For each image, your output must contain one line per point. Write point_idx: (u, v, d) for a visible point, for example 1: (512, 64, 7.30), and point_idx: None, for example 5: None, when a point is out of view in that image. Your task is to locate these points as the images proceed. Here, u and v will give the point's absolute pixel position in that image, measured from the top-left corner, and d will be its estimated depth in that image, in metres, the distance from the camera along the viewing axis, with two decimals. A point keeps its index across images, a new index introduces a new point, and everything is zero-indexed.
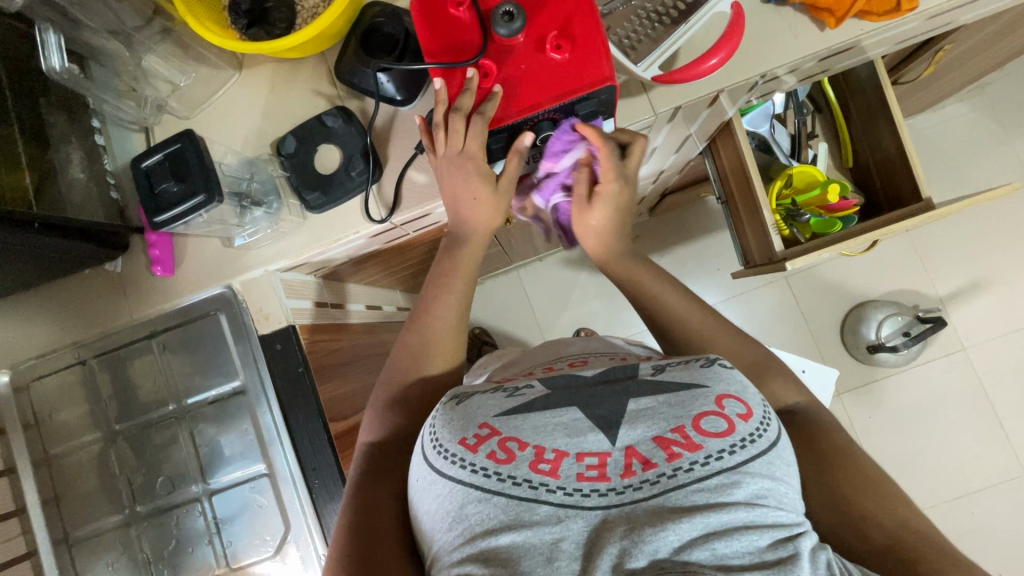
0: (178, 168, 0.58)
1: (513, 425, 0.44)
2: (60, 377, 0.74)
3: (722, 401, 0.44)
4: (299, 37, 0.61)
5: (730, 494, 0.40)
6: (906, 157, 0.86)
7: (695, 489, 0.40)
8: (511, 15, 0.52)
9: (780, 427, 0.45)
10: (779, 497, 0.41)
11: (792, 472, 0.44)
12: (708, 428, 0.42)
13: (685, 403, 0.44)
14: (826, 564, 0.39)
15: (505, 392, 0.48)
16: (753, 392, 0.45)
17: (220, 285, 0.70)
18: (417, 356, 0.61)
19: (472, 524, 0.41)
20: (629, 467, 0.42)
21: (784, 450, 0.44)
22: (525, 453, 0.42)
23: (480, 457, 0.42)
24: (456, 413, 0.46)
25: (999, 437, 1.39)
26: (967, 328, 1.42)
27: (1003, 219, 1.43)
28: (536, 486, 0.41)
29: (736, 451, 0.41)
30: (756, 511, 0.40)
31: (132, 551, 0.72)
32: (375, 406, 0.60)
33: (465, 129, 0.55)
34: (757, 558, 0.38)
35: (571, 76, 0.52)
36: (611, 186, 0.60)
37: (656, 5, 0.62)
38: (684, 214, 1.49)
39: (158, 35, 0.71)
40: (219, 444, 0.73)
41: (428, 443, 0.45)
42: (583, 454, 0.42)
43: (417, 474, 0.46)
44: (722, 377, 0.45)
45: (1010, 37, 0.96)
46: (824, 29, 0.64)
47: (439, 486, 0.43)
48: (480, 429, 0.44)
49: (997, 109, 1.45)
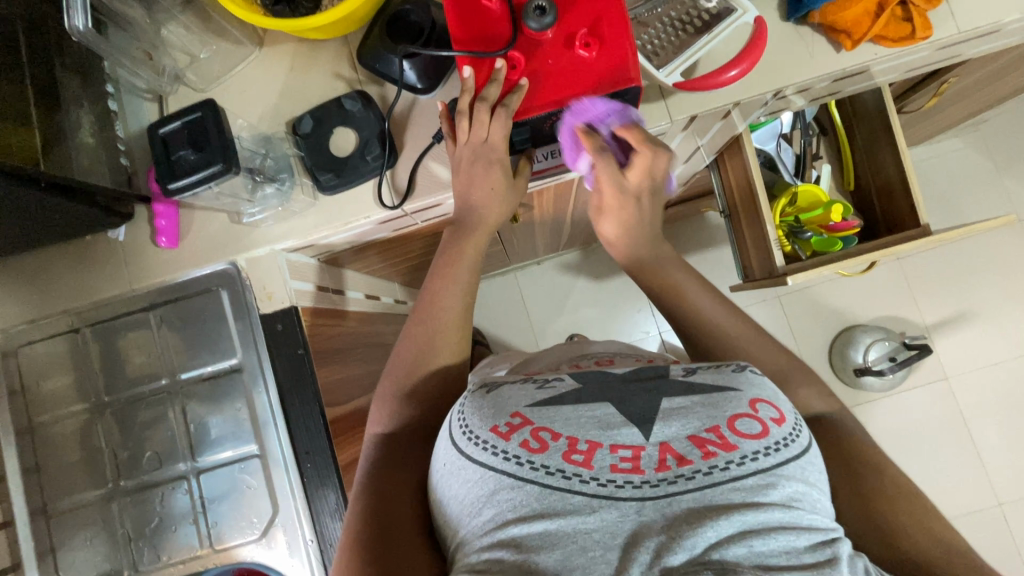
0: (197, 137, 0.57)
1: (546, 417, 0.48)
2: (52, 344, 0.72)
3: (755, 405, 0.47)
4: (325, 18, 0.61)
5: (767, 494, 0.43)
6: (907, 183, 0.89)
7: (731, 488, 0.43)
8: (542, 10, 0.51)
9: (810, 436, 0.48)
10: (813, 501, 0.45)
11: (824, 479, 0.47)
12: (743, 429, 0.46)
13: (719, 404, 0.48)
14: (864, 570, 0.42)
15: (536, 383, 0.52)
16: (784, 399, 0.49)
17: (225, 261, 0.70)
18: (424, 347, 0.61)
19: (504, 510, 0.44)
20: (663, 462, 0.45)
21: (816, 457, 0.48)
22: (558, 443, 0.46)
23: (512, 445, 0.46)
24: (486, 402, 0.50)
25: (977, 467, 1.42)
26: (952, 357, 1.45)
27: (990, 254, 1.48)
28: (570, 477, 0.44)
29: (770, 454, 0.45)
30: (792, 513, 0.43)
31: (112, 527, 0.70)
32: (384, 398, 0.61)
33: (489, 120, 0.55)
34: (798, 559, 0.41)
35: (597, 75, 0.52)
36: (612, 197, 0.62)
37: (680, 13, 0.63)
38: (683, 228, 1.50)
39: (180, 5, 0.71)
40: (209, 423, 0.72)
41: (457, 428, 0.49)
42: (616, 446, 0.46)
43: (444, 459, 0.49)
44: (754, 383, 0.50)
45: (1010, 76, 1.00)
46: (840, 50, 0.66)
47: (468, 471, 0.46)
48: (512, 418, 0.48)
49: (990, 147, 1.49)
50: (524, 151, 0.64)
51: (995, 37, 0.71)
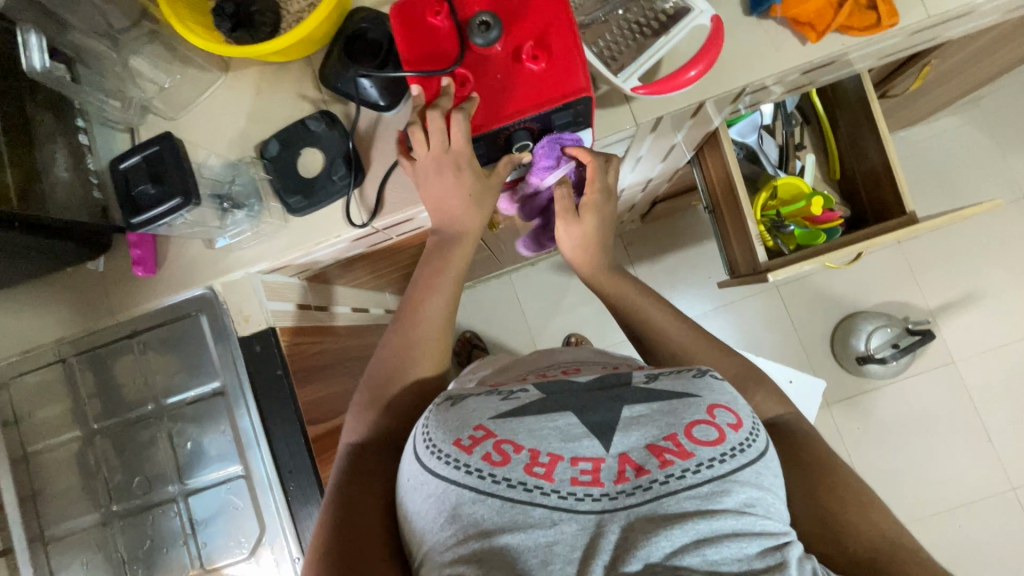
0: (156, 170, 0.58)
1: (510, 429, 0.47)
2: (41, 375, 0.74)
3: (713, 411, 0.47)
4: (282, 42, 0.61)
5: (720, 502, 0.43)
6: (890, 171, 0.87)
7: (685, 496, 0.44)
8: (487, 25, 0.52)
9: (769, 439, 0.48)
10: (767, 506, 0.45)
11: (778, 483, 0.47)
12: (699, 436, 0.46)
13: (678, 411, 0.48)
14: (813, 573, 0.42)
15: (501, 395, 0.52)
16: (742, 404, 0.49)
17: (201, 286, 0.71)
18: (403, 357, 0.60)
19: (467, 525, 0.44)
20: (622, 474, 0.45)
21: (772, 461, 0.47)
22: (519, 455, 0.45)
23: (475, 458, 0.45)
24: (450, 416, 0.49)
25: (988, 452, 1.39)
26: (958, 341, 1.42)
27: (993, 232, 1.44)
28: (531, 489, 0.44)
29: (725, 460, 0.45)
30: (745, 519, 0.43)
31: (108, 550, 0.72)
32: (361, 407, 0.60)
33: (444, 125, 0.54)
34: (748, 565, 0.42)
35: (549, 86, 0.52)
36: (594, 195, 0.65)
37: (637, 16, 0.62)
38: (677, 222, 1.49)
39: (146, 37, 0.71)
40: (197, 445, 0.73)
41: (421, 442, 0.48)
42: (577, 458, 0.46)
43: (408, 473, 0.49)
44: (714, 388, 0.50)
45: (1000, 52, 0.97)
46: (805, 43, 0.64)
47: (431, 485, 0.46)
48: (475, 431, 0.47)
49: (990, 123, 1.45)
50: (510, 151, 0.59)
51: (971, 17, 0.68)
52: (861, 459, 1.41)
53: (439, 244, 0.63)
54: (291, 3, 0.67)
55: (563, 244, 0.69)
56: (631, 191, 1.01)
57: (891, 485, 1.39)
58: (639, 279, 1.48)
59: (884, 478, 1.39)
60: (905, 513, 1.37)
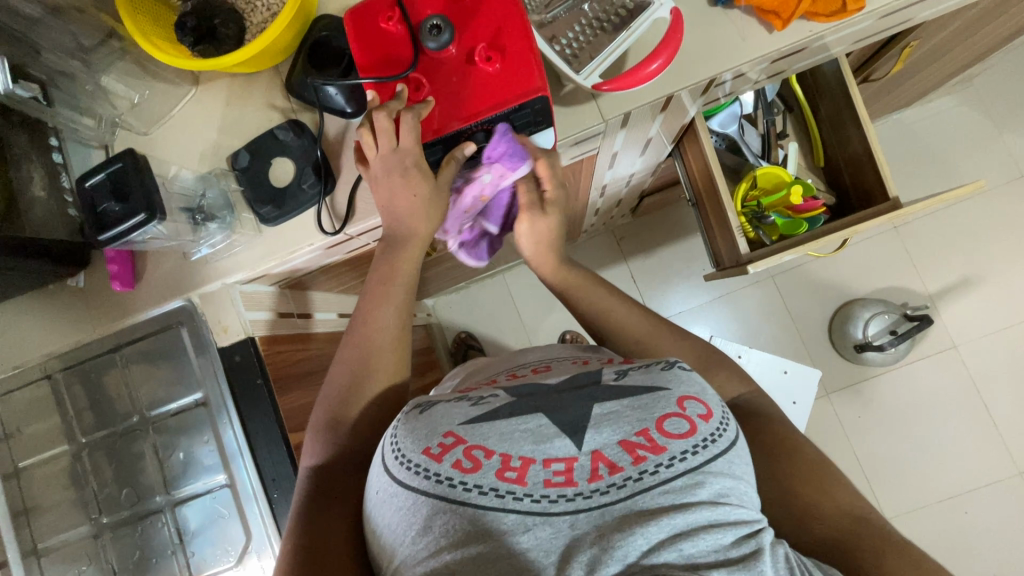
0: (120, 187, 0.61)
1: (480, 433, 0.45)
2: (29, 392, 0.75)
3: (683, 403, 0.47)
4: (245, 53, 0.61)
5: (695, 494, 0.42)
6: (872, 155, 0.85)
7: (660, 491, 0.42)
8: (439, 28, 0.55)
9: (738, 427, 0.48)
10: (741, 494, 0.44)
11: (751, 471, 0.47)
12: (671, 429, 0.45)
13: (648, 405, 0.46)
14: (785, 557, 0.42)
15: (470, 401, 0.49)
16: (711, 394, 0.49)
17: (179, 299, 0.71)
18: (358, 371, 0.60)
19: (437, 537, 0.41)
20: (596, 472, 0.43)
21: (743, 449, 0.47)
22: (491, 461, 0.43)
23: (445, 466, 0.43)
24: (419, 423, 0.46)
25: (993, 437, 1.37)
26: (958, 325, 1.40)
27: (992, 213, 1.41)
28: (503, 494, 0.42)
29: (698, 452, 0.44)
30: (719, 510, 0.42)
31: (99, 562, 0.73)
32: (316, 429, 0.59)
33: (392, 127, 0.55)
34: (723, 555, 0.41)
35: (503, 86, 0.54)
36: (554, 190, 0.66)
37: (598, 13, 0.62)
38: (668, 215, 1.48)
39: (115, 54, 0.71)
40: (182, 456, 0.74)
41: (390, 453, 0.46)
42: (549, 460, 0.44)
43: (377, 486, 0.46)
44: (683, 379, 0.49)
45: (986, 31, 0.95)
46: (772, 31, 0.63)
47: (401, 497, 0.43)
48: (445, 438, 0.45)
49: (986, 102, 1.43)
50: (452, 150, 0.59)
51: None
52: (863, 447, 1.39)
53: (387, 250, 0.62)
54: (254, 14, 0.68)
55: (523, 239, 0.70)
56: (614, 187, 1.01)
57: (894, 473, 1.38)
58: (631, 275, 1.48)
59: (887, 467, 1.38)
60: (907, 502, 1.36)
